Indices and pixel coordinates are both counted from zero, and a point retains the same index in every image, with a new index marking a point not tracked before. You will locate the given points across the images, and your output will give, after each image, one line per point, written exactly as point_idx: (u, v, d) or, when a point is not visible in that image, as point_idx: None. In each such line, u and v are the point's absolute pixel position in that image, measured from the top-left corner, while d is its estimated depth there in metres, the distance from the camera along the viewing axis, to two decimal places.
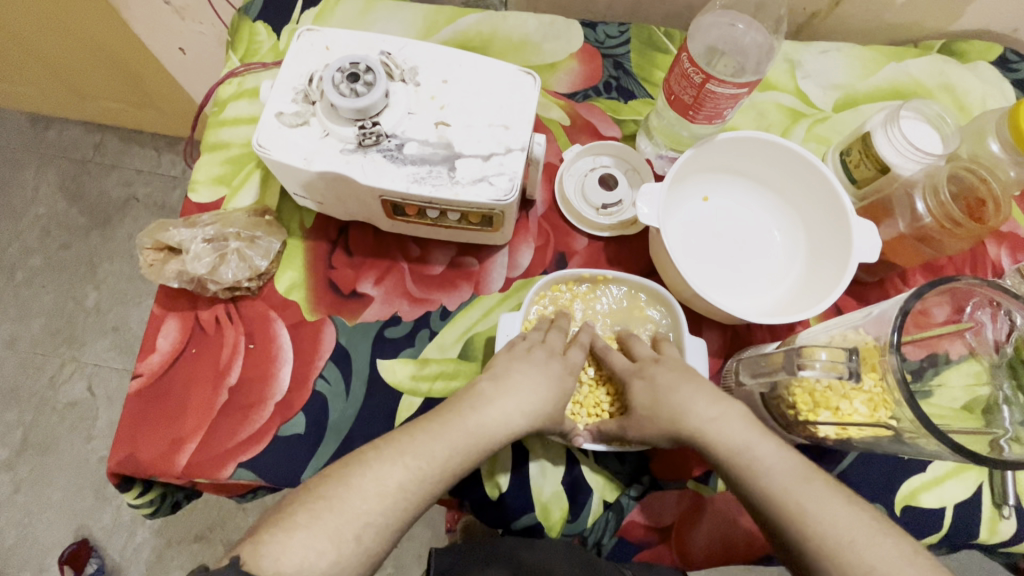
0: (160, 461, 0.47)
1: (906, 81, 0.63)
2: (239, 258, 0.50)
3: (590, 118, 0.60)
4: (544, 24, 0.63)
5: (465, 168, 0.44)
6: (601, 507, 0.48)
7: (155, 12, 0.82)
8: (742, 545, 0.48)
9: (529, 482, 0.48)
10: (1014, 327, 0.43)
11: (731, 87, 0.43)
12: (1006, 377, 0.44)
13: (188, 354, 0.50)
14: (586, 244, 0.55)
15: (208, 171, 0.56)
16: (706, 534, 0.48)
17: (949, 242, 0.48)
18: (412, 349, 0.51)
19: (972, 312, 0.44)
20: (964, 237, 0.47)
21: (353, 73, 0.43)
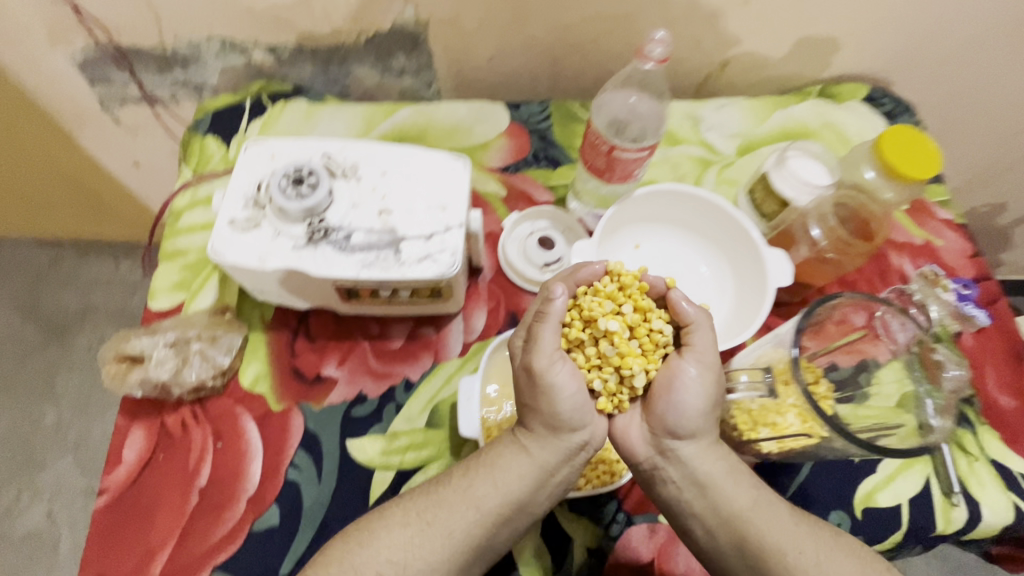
0: None
1: (794, 124, 0.72)
2: (202, 358, 0.52)
3: (524, 186, 0.65)
4: (473, 109, 0.70)
5: (410, 249, 0.48)
6: (584, 552, 0.50)
7: (108, 130, 0.86)
8: None
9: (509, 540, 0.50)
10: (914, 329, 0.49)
11: (634, 152, 0.50)
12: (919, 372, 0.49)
13: (155, 461, 0.51)
14: (535, 302, 0.59)
15: (167, 278, 0.58)
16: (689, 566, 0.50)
17: (846, 259, 0.58)
18: (380, 424, 0.53)
19: (880, 320, 0.50)
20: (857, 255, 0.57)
21: (298, 177, 0.48)
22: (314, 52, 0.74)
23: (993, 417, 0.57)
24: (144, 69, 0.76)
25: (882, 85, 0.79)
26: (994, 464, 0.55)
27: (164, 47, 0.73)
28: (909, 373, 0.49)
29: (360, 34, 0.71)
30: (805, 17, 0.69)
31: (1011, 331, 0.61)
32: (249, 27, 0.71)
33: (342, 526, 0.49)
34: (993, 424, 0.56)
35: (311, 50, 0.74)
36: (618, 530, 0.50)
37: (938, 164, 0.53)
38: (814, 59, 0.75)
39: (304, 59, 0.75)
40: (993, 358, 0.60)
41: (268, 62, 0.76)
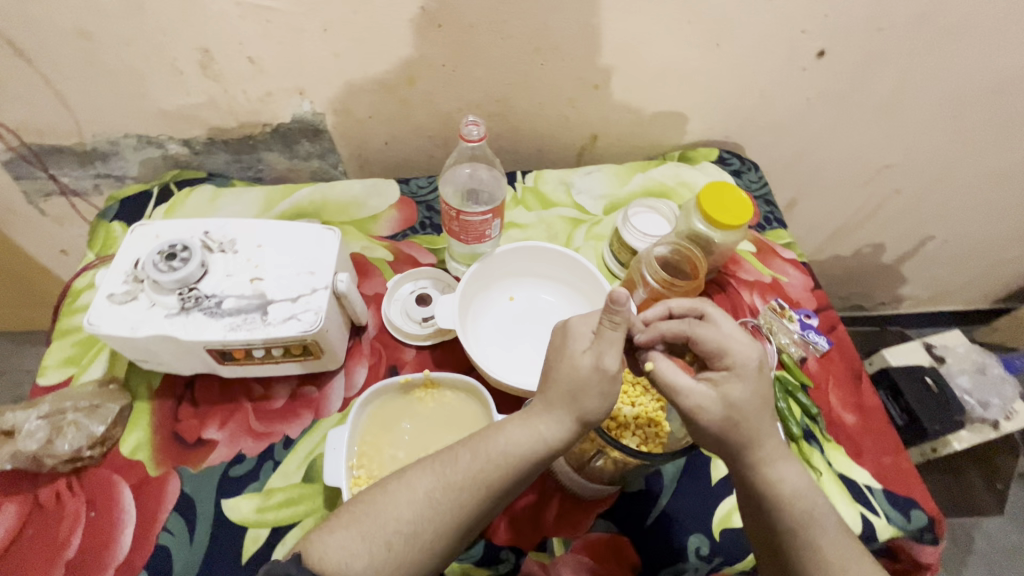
0: None
1: (653, 183, 0.81)
2: (75, 428, 0.53)
3: (410, 251, 0.72)
4: (367, 186, 0.77)
5: (277, 311, 0.53)
6: None
7: (37, 225, 0.95)
8: None
9: None
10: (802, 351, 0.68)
11: (479, 215, 0.58)
12: (796, 383, 0.65)
13: (24, 535, 0.51)
14: (414, 355, 0.63)
15: (58, 355, 0.61)
16: None
17: (678, 297, 0.62)
18: (257, 482, 0.54)
19: (796, 339, 0.68)
20: (685, 291, 0.61)
21: (171, 253, 0.53)
22: (225, 142, 0.81)
23: (839, 434, 0.63)
24: (66, 165, 0.82)
25: (732, 147, 0.90)
26: (841, 477, 0.60)
27: (84, 145, 0.79)
28: (797, 382, 0.65)
29: (265, 125, 0.78)
30: (654, 96, 0.80)
31: (850, 354, 0.69)
32: (161, 127, 0.77)
33: None
34: (837, 440, 0.63)
35: (222, 142, 0.80)
36: (505, 570, 0.52)
37: (747, 210, 0.63)
38: (672, 130, 0.86)
39: (216, 149, 0.81)
40: (835, 379, 0.67)
41: (184, 153, 0.82)
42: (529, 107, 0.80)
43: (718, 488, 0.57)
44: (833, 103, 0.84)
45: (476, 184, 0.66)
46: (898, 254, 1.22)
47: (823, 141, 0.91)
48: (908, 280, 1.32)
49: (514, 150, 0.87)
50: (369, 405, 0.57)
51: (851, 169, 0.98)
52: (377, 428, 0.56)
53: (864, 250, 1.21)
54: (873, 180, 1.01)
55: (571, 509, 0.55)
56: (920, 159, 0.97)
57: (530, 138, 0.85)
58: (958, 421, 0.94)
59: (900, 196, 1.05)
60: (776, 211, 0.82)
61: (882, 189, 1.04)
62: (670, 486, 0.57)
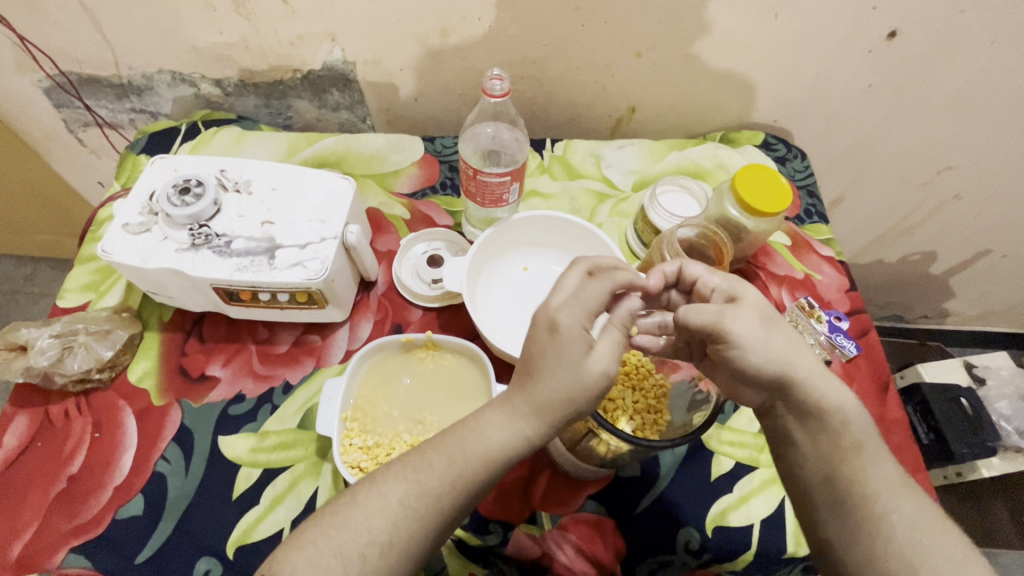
0: None
1: (688, 163, 0.77)
2: (85, 350, 0.54)
3: (427, 211, 0.70)
4: (391, 141, 0.75)
5: (284, 256, 0.52)
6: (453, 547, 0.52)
7: (76, 154, 0.98)
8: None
9: None
10: (827, 354, 0.64)
11: (496, 176, 0.55)
12: None
13: (33, 447, 0.53)
14: (420, 315, 0.63)
15: (78, 279, 0.62)
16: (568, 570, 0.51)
17: None
18: (254, 423, 0.55)
19: (822, 340, 0.64)
20: None
21: (185, 188, 0.53)
22: (256, 86, 0.80)
23: None
24: (103, 97, 0.83)
25: (780, 133, 0.84)
26: None
27: (120, 77, 0.79)
28: None
29: (296, 71, 0.77)
30: (700, 70, 0.75)
31: (879, 363, 0.64)
32: (194, 65, 0.77)
33: (201, 516, 0.51)
34: None
35: (253, 85, 0.80)
36: (493, 543, 0.52)
37: (784, 197, 0.58)
38: (716, 108, 0.81)
39: (247, 92, 0.81)
40: (859, 387, 0.63)
41: (215, 94, 0.82)
42: (566, 72, 0.76)
43: (716, 484, 0.55)
44: (898, 93, 0.77)
45: (497, 146, 0.63)
46: (949, 265, 1.14)
47: (881, 135, 0.84)
48: (957, 295, 1.23)
49: (547, 117, 0.83)
50: (369, 359, 0.56)
51: (909, 168, 0.91)
52: (375, 383, 0.56)
53: (911, 258, 1.13)
54: (932, 182, 0.94)
55: (562, 487, 0.54)
56: (988, 163, 0.89)
57: (564, 106, 0.81)
58: (990, 446, 0.88)
59: (960, 203, 0.97)
60: (818, 204, 0.77)
61: (941, 193, 0.96)
62: (667, 476, 0.55)
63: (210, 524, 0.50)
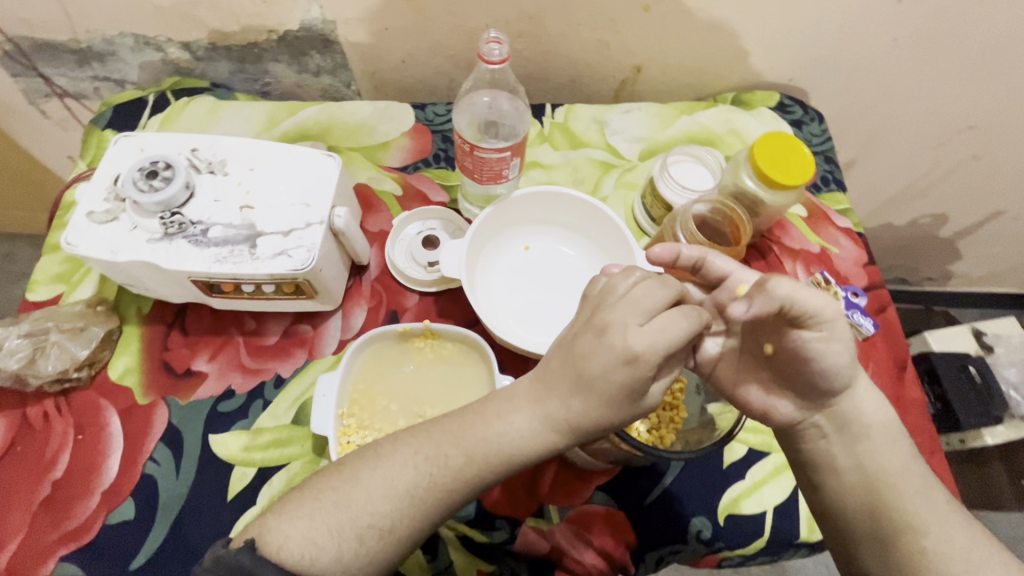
0: None
1: (698, 129, 0.72)
2: (60, 349, 0.51)
3: (420, 186, 0.65)
4: (378, 109, 0.69)
5: (266, 244, 0.48)
6: (458, 544, 0.50)
7: (40, 127, 0.91)
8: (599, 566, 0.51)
9: None
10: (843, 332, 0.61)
11: (495, 152, 0.51)
12: None
13: (14, 452, 0.50)
14: (417, 301, 0.59)
15: (47, 270, 0.58)
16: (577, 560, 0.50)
17: None
18: (246, 420, 0.52)
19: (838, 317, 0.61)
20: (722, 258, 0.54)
21: (153, 171, 0.48)
22: (228, 49, 0.73)
23: None
24: (61, 64, 0.76)
25: (795, 93, 0.79)
26: None
27: (78, 42, 0.72)
28: None
29: (271, 32, 0.70)
30: (715, 24, 0.68)
31: (896, 340, 0.62)
32: (158, 27, 0.70)
33: (196, 518, 0.49)
34: None
35: (224, 48, 0.73)
36: (500, 539, 0.50)
37: (806, 169, 0.54)
38: (729, 66, 0.75)
39: (218, 56, 0.74)
40: (876, 366, 0.60)
41: (184, 59, 0.75)
42: (567, 29, 0.69)
43: (728, 472, 0.53)
44: (926, 46, 0.71)
45: (495, 117, 0.58)
46: (959, 228, 1.10)
47: (903, 92, 0.79)
48: (965, 257, 1.21)
49: (546, 79, 0.77)
50: (365, 350, 0.53)
51: (928, 127, 0.86)
52: (372, 375, 0.53)
53: (921, 221, 1.10)
54: (951, 142, 0.89)
55: (568, 479, 0.52)
56: (1013, 120, 0.84)
57: (564, 66, 0.75)
58: (994, 415, 0.88)
59: (979, 163, 0.93)
60: (835, 171, 0.73)
61: (959, 153, 0.91)
62: (677, 465, 0.53)
63: (206, 527, 0.48)
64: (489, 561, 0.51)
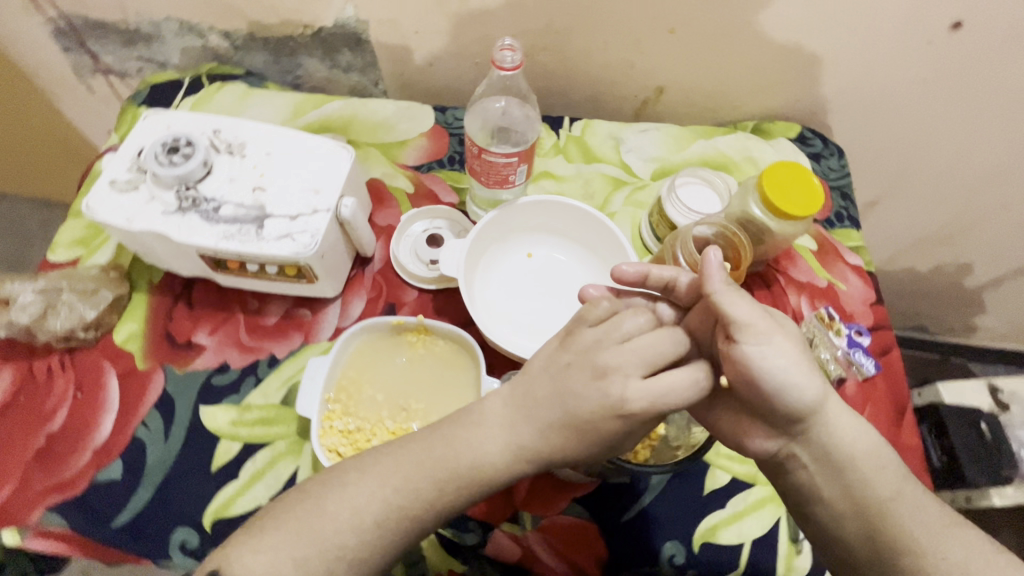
0: None
1: (714, 153, 0.72)
2: (70, 309, 0.53)
3: (432, 186, 0.67)
4: (400, 109, 0.71)
5: (272, 226, 0.50)
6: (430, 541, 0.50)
7: (85, 101, 0.96)
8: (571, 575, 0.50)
9: None
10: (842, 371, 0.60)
11: (501, 156, 0.52)
12: None
13: (17, 403, 0.52)
14: (415, 297, 0.60)
15: (70, 234, 0.61)
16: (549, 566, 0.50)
17: None
18: (236, 396, 0.54)
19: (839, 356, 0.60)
20: None
21: (174, 146, 0.50)
22: (264, 41, 0.76)
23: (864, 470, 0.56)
24: (110, 43, 0.80)
25: (818, 127, 0.78)
26: None
27: (127, 24, 0.76)
28: None
29: (306, 27, 0.73)
30: (739, 51, 0.68)
31: (898, 385, 0.60)
32: (201, 14, 0.73)
33: (178, 485, 0.50)
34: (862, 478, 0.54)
35: (261, 39, 0.76)
36: (471, 541, 0.50)
37: (811, 200, 0.53)
38: (752, 95, 0.75)
39: (255, 47, 0.77)
40: (874, 408, 0.59)
41: (223, 47, 0.78)
42: (590, 46, 0.70)
43: (709, 499, 0.53)
44: (955, 90, 0.70)
45: (508, 123, 0.59)
46: (984, 279, 1.07)
47: (930, 134, 0.78)
48: (989, 311, 1.17)
49: (568, 94, 0.78)
50: (358, 339, 0.54)
51: (955, 173, 0.84)
52: (362, 364, 0.54)
53: (944, 269, 1.07)
54: (978, 190, 0.87)
55: (546, 488, 0.52)
56: None
57: (587, 82, 0.76)
58: (1005, 475, 0.85)
59: (1007, 215, 0.90)
60: (851, 208, 0.71)
61: (986, 203, 0.89)
62: (657, 486, 0.53)
63: (186, 495, 0.49)
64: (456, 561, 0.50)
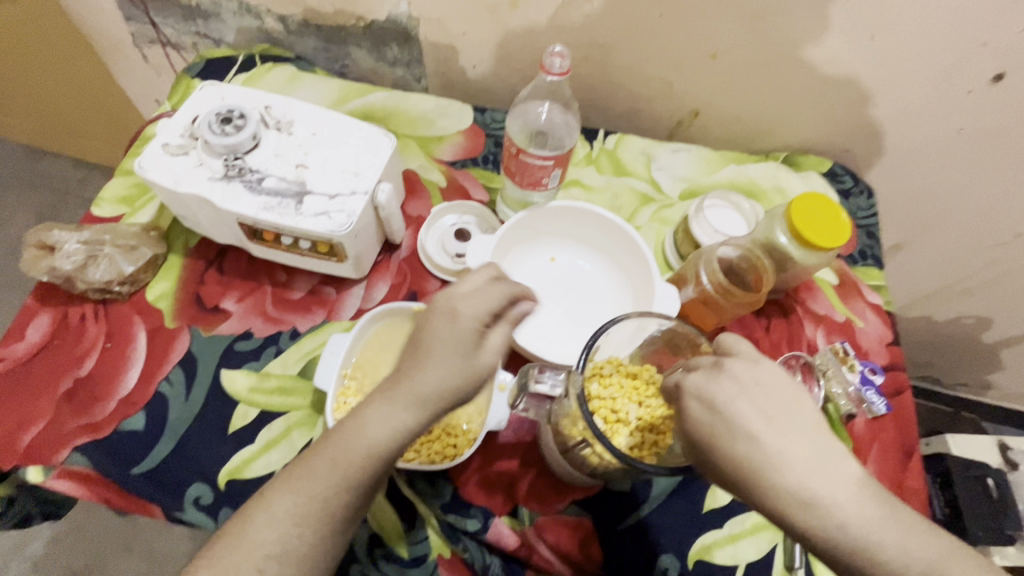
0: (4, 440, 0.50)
1: (744, 180, 0.73)
2: (109, 261, 0.55)
3: (464, 182, 0.68)
4: (440, 105, 0.73)
5: (311, 202, 0.51)
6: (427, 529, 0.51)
7: (137, 69, 0.99)
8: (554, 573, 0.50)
9: None
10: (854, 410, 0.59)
11: (538, 158, 0.53)
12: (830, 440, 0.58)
13: (51, 345, 0.54)
14: (438, 287, 0.61)
15: (116, 191, 0.63)
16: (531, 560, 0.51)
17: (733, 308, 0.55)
18: (256, 362, 0.55)
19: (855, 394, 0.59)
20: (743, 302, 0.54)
21: (227, 117, 0.53)
22: (318, 27, 0.78)
23: None
24: (170, 16, 0.83)
25: (848, 164, 0.79)
26: None
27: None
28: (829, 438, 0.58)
29: (359, 18, 0.75)
30: (776, 82, 0.70)
31: (907, 426, 0.60)
32: None
33: (197, 442, 0.51)
34: None
35: (315, 26, 0.78)
36: (470, 526, 0.51)
37: (845, 238, 0.54)
38: (785, 126, 0.75)
39: (308, 33, 0.80)
40: (881, 447, 0.59)
41: (277, 30, 0.81)
42: (632, 63, 0.72)
43: (707, 517, 0.53)
44: (990, 142, 0.71)
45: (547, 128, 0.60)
46: (1003, 337, 1.06)
47: (960, 184, 0.78)
48: (1006, 370, 1.15)
49: (604, 108, 0.80)
50: (379, 322, 0.56)
51: (981, 225, 0.84)
52: (380, 347, 0.55)
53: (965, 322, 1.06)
54: (1004, 245, 0.86)
55: (546, 486, 0.53)
56: None
57: (624, 98, 0.77)
58: (1006, 534, 0.83)
59: None
60: (876, 247, 0.72)
61: (1012, 259, 0.88)
62: (660, 497, 0.53)
63: (204, 452, 0.51)
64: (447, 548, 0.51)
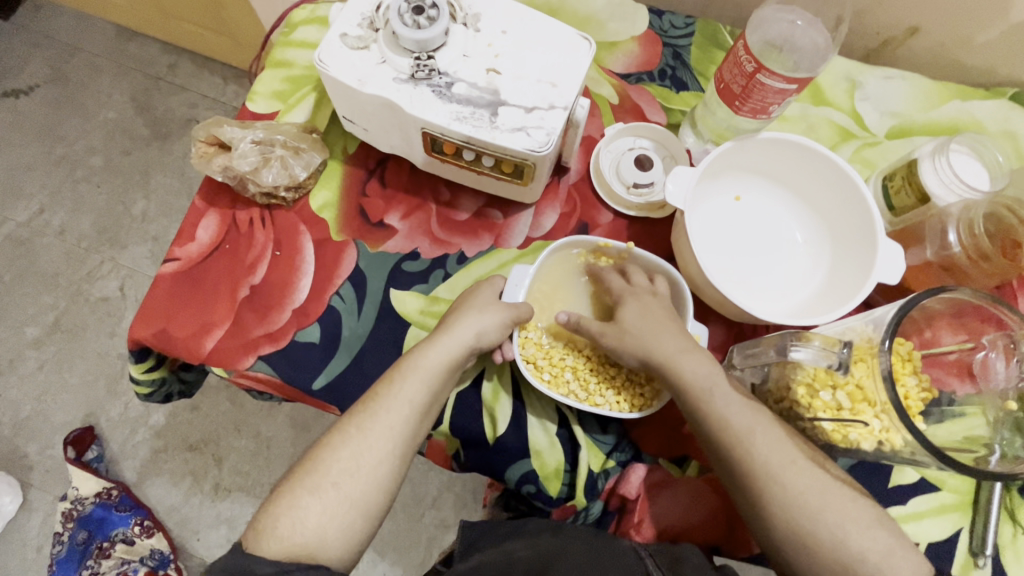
0: (189, 340, 0.50)
1: (967, 120, 0.61)
2: (281, 164, 0.53)
3: (639, 101, 0.60)
4: (613, 3, 0.62)
5: (507, 116, 0.46)
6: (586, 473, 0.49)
7: None
8: (704, 529, 0.48)
9: (527, 430, 0.50)
10: None
11: (781, 81, 0.44)
12: None
13: (222, 248, 0.53)
14: (611, 220, 0.56)
15: (268, 85, 0.58)
16: (669, 506, 0.49)
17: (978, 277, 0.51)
18: (425, 285, 0.53)
19: None
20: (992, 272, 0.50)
21: (419, 6, 0.44)
22: None
23: None
24: None
25: None
26: None
27: None
28: None
29: None
30: None
31: None
32: None
33: (371, 361, 0.51)
34: None
35: None
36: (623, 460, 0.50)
37: None
38: None
39: None
40: None
41: None
42: None
43: (891, 490, 0.50)
44: None
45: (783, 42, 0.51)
46: None
47: None
48: None
49: None
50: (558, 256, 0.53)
51: None
52: (557, 283, 0.53)
53: None
54: None
55: None
56: None
57: None
58: None
59: None
60: None
61: None
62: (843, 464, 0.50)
63: (379, 371, 0.50)
64: (587, 499, 0.49)
